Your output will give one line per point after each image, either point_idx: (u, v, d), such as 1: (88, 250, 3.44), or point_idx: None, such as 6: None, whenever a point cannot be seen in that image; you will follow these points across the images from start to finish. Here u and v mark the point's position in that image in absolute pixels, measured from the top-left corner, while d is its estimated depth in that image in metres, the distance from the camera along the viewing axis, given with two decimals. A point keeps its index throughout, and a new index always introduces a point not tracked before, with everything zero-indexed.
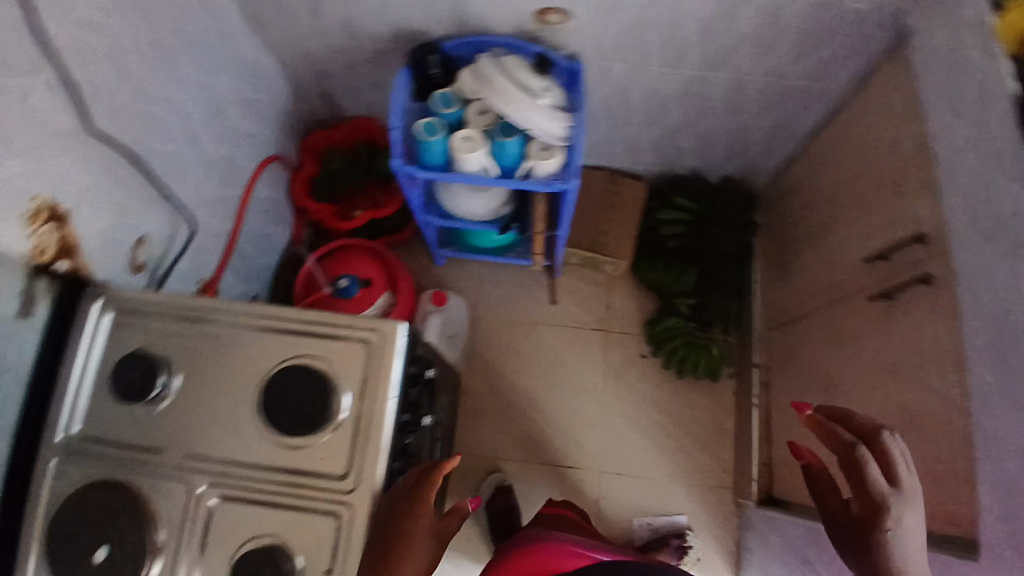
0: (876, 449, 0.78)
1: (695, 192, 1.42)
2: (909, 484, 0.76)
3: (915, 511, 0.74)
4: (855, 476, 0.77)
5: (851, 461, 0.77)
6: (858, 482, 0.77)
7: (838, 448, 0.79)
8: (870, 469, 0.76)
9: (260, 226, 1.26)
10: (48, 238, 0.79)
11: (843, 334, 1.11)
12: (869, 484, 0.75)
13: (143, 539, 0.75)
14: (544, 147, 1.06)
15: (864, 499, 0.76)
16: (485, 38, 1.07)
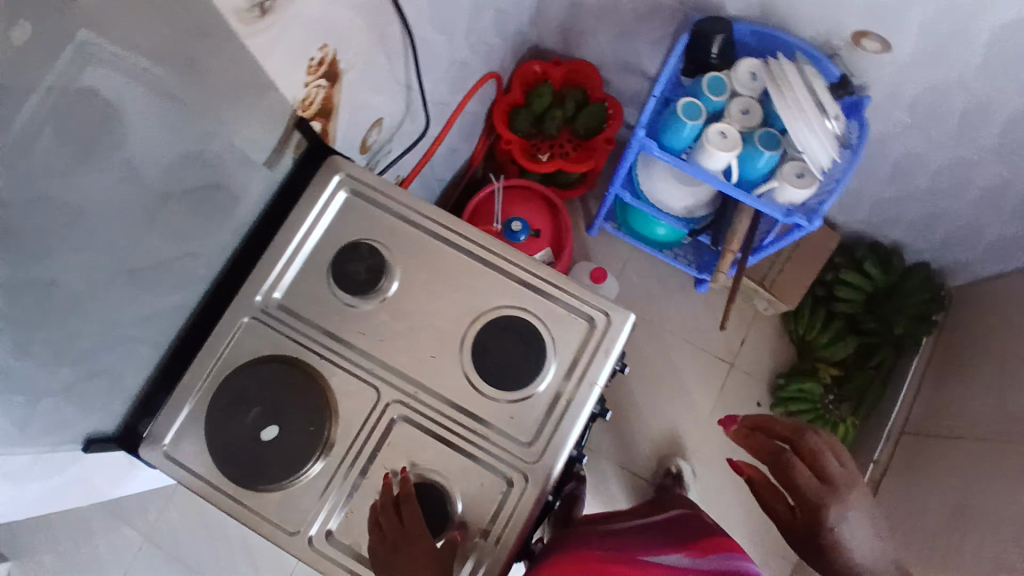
0: (802, 446, 0.72)
1: (888, 265, 1.32)
2: (859, 486, 0.70)
3: (859, 508, 0.69)
4: (798, 479, 0.70)
5: (794, 467, 0.71)
6: (811, 490, 0.69)
7: (778, 454, 0.72)
8: (798, 471, 0.70)
9: (455, 136, 1.20)
10: (317, 93, 0.72)
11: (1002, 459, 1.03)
12: (800, 487, 0.70)
13: (314, 433, 0.71)
14: (800, 173, 0.96)
15: (808, 502, 0.69)
16: (784, 37, 0.99)
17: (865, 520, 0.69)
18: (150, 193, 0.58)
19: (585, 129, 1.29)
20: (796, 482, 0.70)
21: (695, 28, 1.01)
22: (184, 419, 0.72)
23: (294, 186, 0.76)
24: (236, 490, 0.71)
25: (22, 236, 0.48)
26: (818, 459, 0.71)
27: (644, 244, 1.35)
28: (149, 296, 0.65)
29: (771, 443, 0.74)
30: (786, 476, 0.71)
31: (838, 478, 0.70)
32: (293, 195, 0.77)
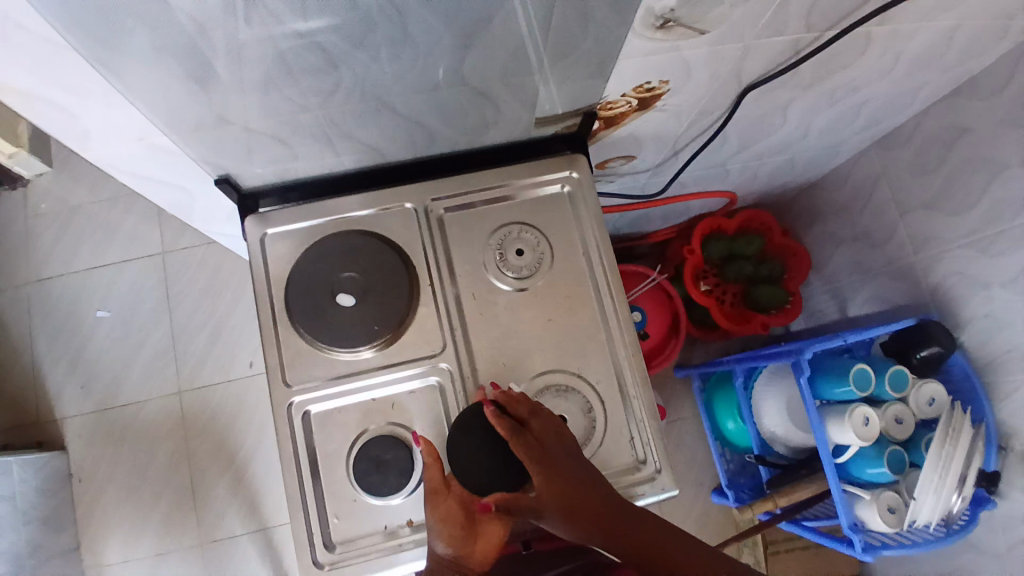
0: (544, 434, 0.64)
1: None
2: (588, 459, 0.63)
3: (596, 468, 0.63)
4: (559, 476, 0.61)
5: (553, 474, 0.61)
6: (569, 482, 0.61)
7: (533, 458, 0.62)
8: (546, 456, 0.62)
9: (659, 211, 1.20)
10: (621, 105, 0.74)
11: None
12: (558, 466, 0.61)
13: (416, 440, 0.69)
14: (893, 508, 0.93)
15: (571, 501, 0.60)
16: (986, 401, 0.94)
17: (636, 512, 0.60)
18: (455, 72, 0.60)
19: (757, 299, 1.24)
20: (556, 477, 0.61)
21: (926, 322, 0.96)
22: (303, 228, 0.75)
23: (539, 147, 0.79)
24: (278, 311, 0.72)
25: (353, 17, 0.50)
26: (564, 447, 0.63)
27: (709, 427, 1.30)
28: (373, 131, 0.68)
29: (527, 435, 0.63)
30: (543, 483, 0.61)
31: (584, 472, 0.62)
32: (526, 157, 0.79)
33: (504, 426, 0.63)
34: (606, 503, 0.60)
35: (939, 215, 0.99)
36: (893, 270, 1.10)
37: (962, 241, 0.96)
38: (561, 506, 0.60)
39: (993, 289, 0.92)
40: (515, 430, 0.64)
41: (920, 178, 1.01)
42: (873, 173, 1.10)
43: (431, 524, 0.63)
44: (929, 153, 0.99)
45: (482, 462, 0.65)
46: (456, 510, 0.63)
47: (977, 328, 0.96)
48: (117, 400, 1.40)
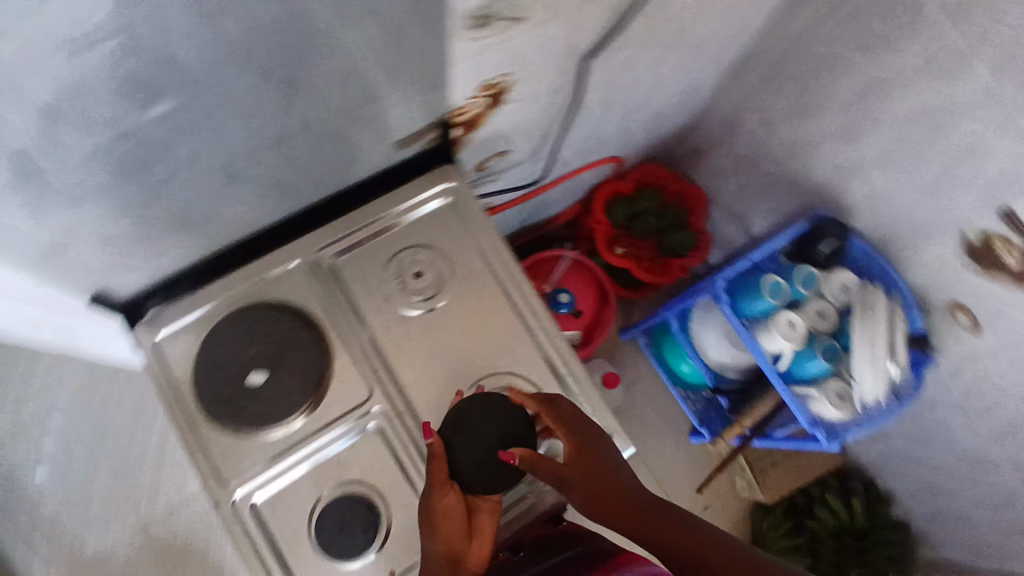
0: (568, 415, 0.66)
1: (874, 516, 1.27)
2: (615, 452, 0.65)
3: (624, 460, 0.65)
4: (588, 458, 0.63)
5: (587, 454, 0.63)
6: (598, 465, 0.62)
7: (566, 437, 0.64)
8: (575, 438, 0.64)
9: (556, 193, 1.22)
10: (474, 107, 0.75)
11: None
12: (589, 446, 0.64)
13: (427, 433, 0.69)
14: (842, 394, 0.98)
15: (597, 481, 0.61)
16: (893, 273, 1.01)
17: (672, 515, 0.59)
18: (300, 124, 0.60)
19: (671, 246, 1.28)
20: (581, 456, 0.63)
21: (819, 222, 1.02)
22: (199, 316, 0.72)
23: (408, 168, 0.79)
24: (195, 411, 0.69)
25: (171, 102, 0.49)
26: (592, 433, 0.65)
27: (666, 376, 1.33)
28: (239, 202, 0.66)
29: (553, 415, 0.66)
30: (572, 461, 0.63)
31: (613, 465, 0.64)
32: (399, 181, 0.79)
33: (531, 402, 0.67)
34: (635, 494, 0.61)
35: (803, 121, 1.05)
36: (781, 182, 1.16)
37: (829, 138, 1.02)
38: (585, 487, 0.61)
39: (868, 173, 0.98)
40: (541, 410, 0.66)
41: (775, 93, 1.07)
42: (735, 100, 1.16)
43: (430, 520, 0.62)
44: (776, 69, 1.04)
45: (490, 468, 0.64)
46: (457, 506, 0.62)
47: (865, 212, 1.02)
48: (77, 558, 1.30)
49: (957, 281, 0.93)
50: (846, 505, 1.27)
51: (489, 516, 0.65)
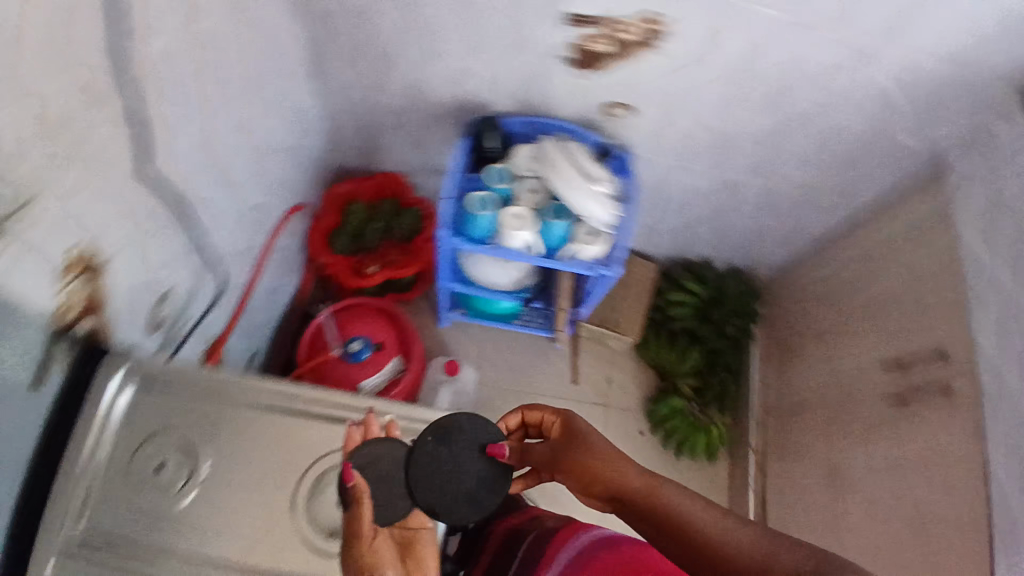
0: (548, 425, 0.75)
1: (704, 277, 1.48)
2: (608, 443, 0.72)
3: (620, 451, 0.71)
4: (573, 448, 0.72)
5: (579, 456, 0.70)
6: (574, 458, 0.71)
7: (546, 448, 0.74)
8: (573, 429, 0.73)
9: (271, 275, 1.20)
10: (75, 298, 0.70)
11: (847, 430, 1.16)
12: (581, 440, 0.72)
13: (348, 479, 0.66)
14: (591, 232, 1.08)
15: (578, 475, 0.70)
16: (548, 120, 1.12)
17: (672, 497, 0.66)
18: None
19: (404, 233, 1.31)
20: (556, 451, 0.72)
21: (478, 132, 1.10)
22: None
23: (72, 397, 0.75)
24: None
25: None
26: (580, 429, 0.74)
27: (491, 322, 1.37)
28: None
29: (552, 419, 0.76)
30: (553, 453, 0.72)
31: (616, 469, 0.69)
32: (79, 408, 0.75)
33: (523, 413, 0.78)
34: (625, 483, 0.68)
35: (394, 69, 1.08)
36: (429, 121, 1.20)
37: (421, 66, 1.06)
38: (575, 473, 0.71)
39: (468, 68, 1.04)
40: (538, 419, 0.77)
41: (355, 66, 1.09)
42: (338, 92, 1.16)
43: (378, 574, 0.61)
44: (337, 49, 1.05)
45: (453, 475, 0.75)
46: (392, 551, 0.64)
47: (494, 94, 1.10)
48: None
49: (594, 90, 1.04)
50: (691, 289, 1.45)
51: (429, 548, 0.68)
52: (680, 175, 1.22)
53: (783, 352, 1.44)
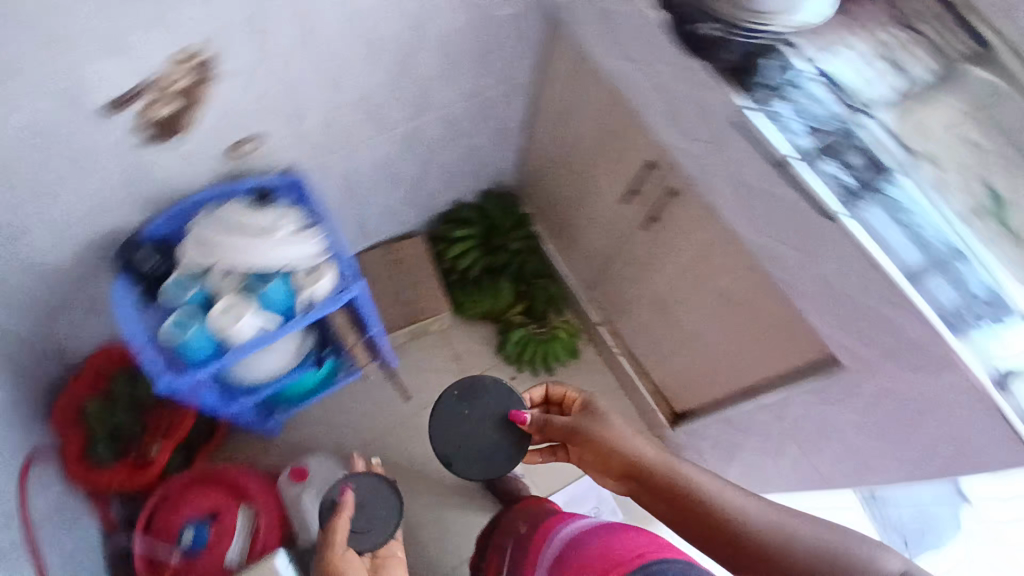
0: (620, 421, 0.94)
1: (464, 218, 1.47)
2: (626, 435, 0.92)
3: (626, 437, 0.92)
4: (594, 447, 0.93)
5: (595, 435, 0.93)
6: (631, 450, 0.90)
7: (583, 420, 0.96)
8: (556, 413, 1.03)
9: (54, 545, 1.01)
10: None
11: (641, 263, 1.22)
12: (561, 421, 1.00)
13: None
14: (304, 272, 1.03)
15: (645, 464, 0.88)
16: (191, 199, 1.02)
17: (677, 483, 0.83)
18: None
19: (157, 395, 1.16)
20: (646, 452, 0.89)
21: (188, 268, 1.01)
22: None
23: None
24: None
25: None
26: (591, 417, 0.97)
27: (309, 399, 1.26)
28: None
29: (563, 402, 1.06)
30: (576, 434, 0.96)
31: (634, 453, 0.89)
32: None
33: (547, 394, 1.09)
34: (653, 476, 0.86)
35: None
36: (83, 278, 1.05)
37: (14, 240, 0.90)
38: (591, 445, 0.94)
39: (60, 210, 0.90)
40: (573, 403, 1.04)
41: None
42: None
43: None
44: None
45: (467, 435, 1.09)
46: None
47: (115, 212, 0.97)
48: None
49: (202, 146, 0.94)
50: (464, 235, 1.44)
51: None
52: (356, 158, 1.16)
53: (560, 233, 1.48)
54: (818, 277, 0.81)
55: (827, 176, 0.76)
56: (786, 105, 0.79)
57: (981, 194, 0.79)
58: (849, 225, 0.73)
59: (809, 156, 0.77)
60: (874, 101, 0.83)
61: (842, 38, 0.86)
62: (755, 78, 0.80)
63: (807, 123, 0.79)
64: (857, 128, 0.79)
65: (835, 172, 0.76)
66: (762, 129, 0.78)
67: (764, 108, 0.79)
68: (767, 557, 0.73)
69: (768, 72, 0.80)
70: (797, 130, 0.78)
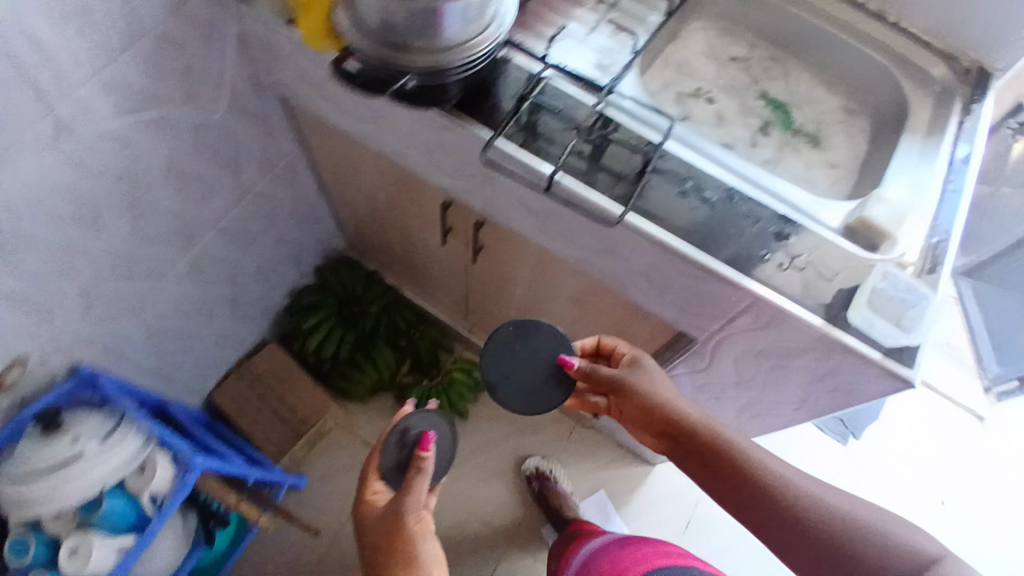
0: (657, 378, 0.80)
1: (309, 304, 1.36)
2: (672, 394, 0.79)
3: (672, 392, 0.79)
4: (642, 410, 0.79)
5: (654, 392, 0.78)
6: (683, 416, 0.76)
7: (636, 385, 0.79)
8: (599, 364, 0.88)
9: None
10: None
11: (491, 288, 1.17)
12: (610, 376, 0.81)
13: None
14: (138, 471, 0.91)
15: (691, 435, 0.76)
16: None
17: (732, 454, 0.72)
18: None
19: None
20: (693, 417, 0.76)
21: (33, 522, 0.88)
22: None
23: None
24: None
25: None
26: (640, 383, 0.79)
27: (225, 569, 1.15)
28: None
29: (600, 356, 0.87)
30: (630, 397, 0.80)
31: (687, 419, 0.76)
32: None
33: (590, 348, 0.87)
34: (705, 445, 0.74)
35: None
36: None
37: None
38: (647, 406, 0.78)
39: None
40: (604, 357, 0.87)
41: None
42: None
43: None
44: None
45: (519, 371, 0.82)
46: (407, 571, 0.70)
47: None
48: None
49: None
50: (316, 321, 1.32)
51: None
52: (148, 315, 1.03)
53: (410, 277, 1.40)
54: (634, 272, 0.77)
55: (596, 178, 0.72)
56: (533, 120, 0.75)
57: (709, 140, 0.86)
58: (638, 222, 0.70)
59: (571, 161, 0.72)
60: (615, 71, 0.81)
61: (563, 21, 0.84)
62: (485, 107, 0.74)
63: (561, 129, 0.75)
64: (612, 107, 0.76)
65: (602, 170, 0.72)
66: (522, 157, 0.72)
67: (509, 130, 0.73)
68: (816, 521, 0.67)
69: (496, 95, 0.75)
70: (550, 139, 0.74)
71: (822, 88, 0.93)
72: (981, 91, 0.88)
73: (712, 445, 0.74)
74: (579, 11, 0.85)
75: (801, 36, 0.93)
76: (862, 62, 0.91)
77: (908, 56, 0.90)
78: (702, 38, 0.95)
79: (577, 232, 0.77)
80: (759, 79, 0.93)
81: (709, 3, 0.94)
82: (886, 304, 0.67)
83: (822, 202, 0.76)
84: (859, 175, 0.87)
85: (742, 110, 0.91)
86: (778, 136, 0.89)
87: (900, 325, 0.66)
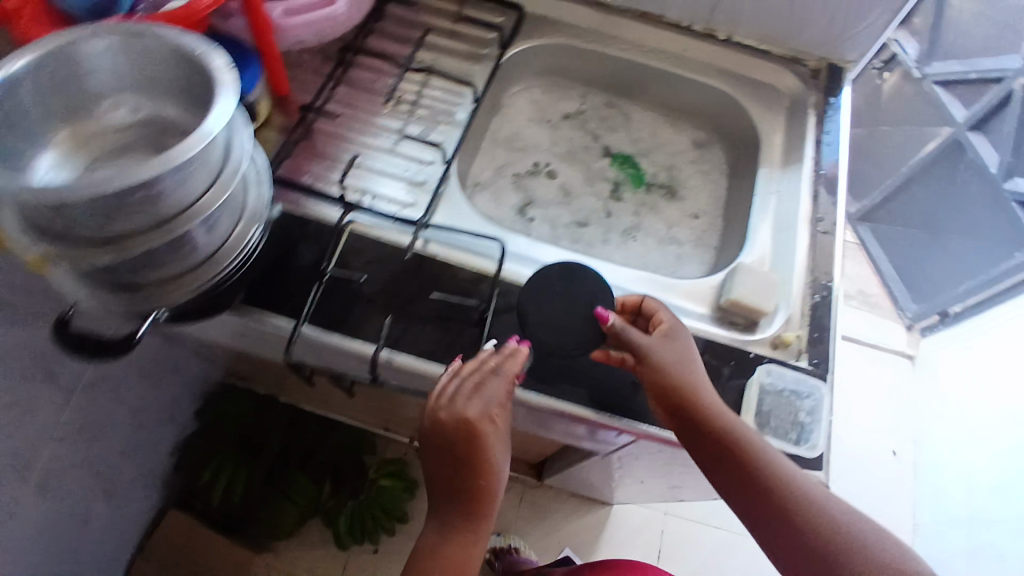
0: (689, 354, 0.58)
1: (200, 455, 1.22)
2: (702, 375, 0.57)
3: (703, 370, 0.57)
4: (667, 396, 0.56)
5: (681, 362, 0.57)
6: (716, 415, 0.55)
7: (657, 360, 0.56)
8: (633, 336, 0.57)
9: None
10: None
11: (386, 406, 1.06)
12: (634, 346, 0.57)
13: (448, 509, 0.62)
14: None
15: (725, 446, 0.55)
16: None
17: (768, 466, 0.54)
18: None
19: None
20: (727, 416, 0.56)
21: None
22: None
23: None
24: None
25: None
26: (675, 365, 0.56)
27: None
28: None
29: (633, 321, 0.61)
30: (659, 366, 0.56)
31: (722, 418, 0.55)
32: None
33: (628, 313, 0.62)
34: (741, 451, 0.54)
35: None
36: None
37: None
38: (669, 382, 0.56)
39: None
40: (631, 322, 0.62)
41: None
42: None
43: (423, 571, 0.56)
44: None
45: (552, 327, 0.58)
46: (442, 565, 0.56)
47: None
48: None
49: None
50: (209, 473, 1.18)
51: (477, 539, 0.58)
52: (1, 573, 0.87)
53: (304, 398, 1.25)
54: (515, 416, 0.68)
55: (435, 339, 0.60)
56: (338, 287, 0.61)
57: (556, 235, 0.78)
58: None
59: (399, 326, 0.60)
60: (432, 189, 0.69)
61: (360, 139, 0.71)
62: (281, 287, 0.61)
63: (373, 290, 0.61)
64: (434, 243, 0.65)
65: (440, 324, 0.61)
66: (337, 340, 0.59)
67: (315, 310, 0.60)
68: (853, 556, 0.53)
69: (291, 266, 0.62)
70: (372, 301, 0.61)
71: (665, 128, 0.86)
72: (836, 91, 0.79)
73: (737, 450, 0.54)
74: (378, 119, 0.73)
75: (634, 77, 0.84)
76: (700, 93, 0.82)
77: (750, 74, 0.81)
78: (526, 100, 0.86)
79: (432, 399, 0.65)
80: (598, 134, 0.85)
81: (524, 66, 0.83)
82: (779, 408, 0.60)
83: (690, 288, 0.68)
84: (724, 219, 0.81)
85: (586, 177, 0.82)
86: (631, 197, 0.81)
87: (799, 430, 0.60)
